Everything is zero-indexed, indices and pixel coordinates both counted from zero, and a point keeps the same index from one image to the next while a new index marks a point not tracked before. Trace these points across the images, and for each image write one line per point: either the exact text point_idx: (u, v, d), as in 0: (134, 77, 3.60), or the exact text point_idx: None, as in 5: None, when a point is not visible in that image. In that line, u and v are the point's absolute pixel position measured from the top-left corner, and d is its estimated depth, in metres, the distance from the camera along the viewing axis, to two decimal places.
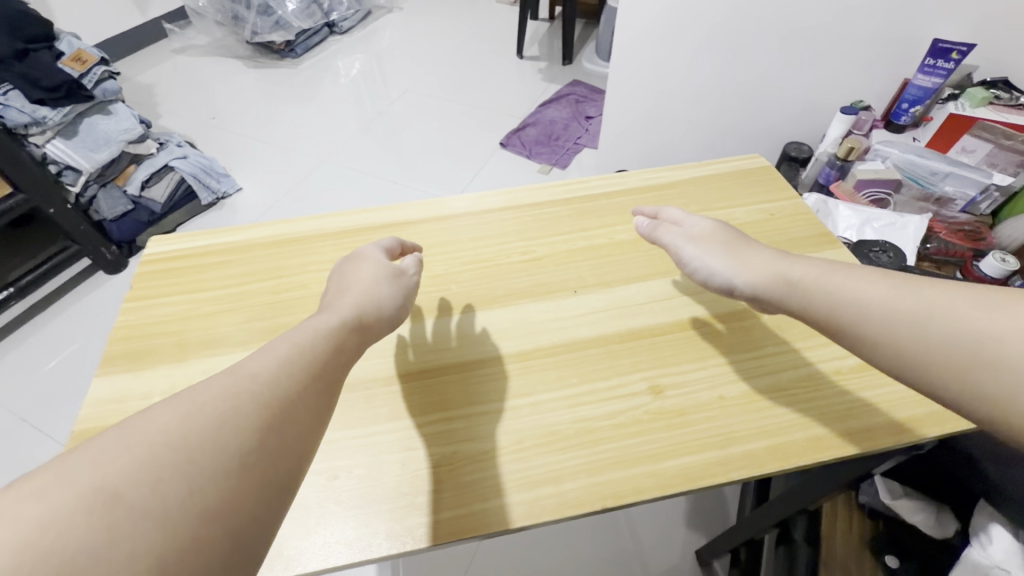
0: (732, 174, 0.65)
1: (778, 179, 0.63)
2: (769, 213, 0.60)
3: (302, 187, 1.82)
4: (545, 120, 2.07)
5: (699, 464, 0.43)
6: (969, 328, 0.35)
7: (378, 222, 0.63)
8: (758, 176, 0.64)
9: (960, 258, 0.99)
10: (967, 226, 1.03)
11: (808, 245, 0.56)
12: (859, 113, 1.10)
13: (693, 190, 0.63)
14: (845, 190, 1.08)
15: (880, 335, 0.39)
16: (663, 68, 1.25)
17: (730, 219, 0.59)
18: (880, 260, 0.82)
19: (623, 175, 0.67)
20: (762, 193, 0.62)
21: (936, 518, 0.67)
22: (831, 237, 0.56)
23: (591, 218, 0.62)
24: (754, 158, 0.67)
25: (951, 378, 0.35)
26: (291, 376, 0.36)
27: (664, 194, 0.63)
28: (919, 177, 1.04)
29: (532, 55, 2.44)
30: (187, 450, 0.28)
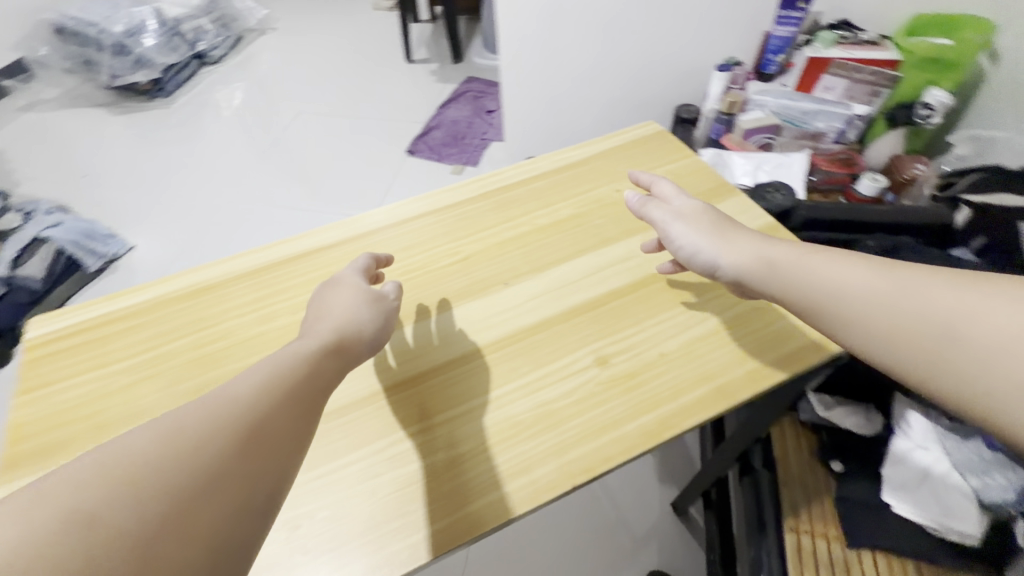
0: (633, 142, 0.68)
1: (675, 141, 0.67)
2: (674, 173, 0.63)
3: (203, 232, 1.70)
4: (448, 121, 2.06)
5: (656, 421, 0.45)
6: (938, 315, 0.38)
7: (294, 253, 0.60)
8: (656, 140, 0.68)
9: (840, 184, 1.10)
10: (841, 155, 1.13)
11: (713, 197, 0.60)
12: (733, 69, 1.20)
13: (601, 164, 0.65)
14: (735, 141, 1.17)
15: (854, 314, 0.42)
16: (553, 54, 1.27)
17: (640, 185, 0.62)
18: (777, 199, 0.89)
19: (533, 160, 0.68)
20: (663, 155, 0.66)
21: (865, 419, 0.75)
22: (731, 185, 0.60)
23: (511, 208, 0.62)
24: (650, 124, 0.71)
25: (919, 353, 0.38)
26: (272, 397, 0.34)
27: (575, 173, 0.65)
28: (794, 118, 1.14)
29: (422, 58, 2.42)
30: (160, 472, 0.28)
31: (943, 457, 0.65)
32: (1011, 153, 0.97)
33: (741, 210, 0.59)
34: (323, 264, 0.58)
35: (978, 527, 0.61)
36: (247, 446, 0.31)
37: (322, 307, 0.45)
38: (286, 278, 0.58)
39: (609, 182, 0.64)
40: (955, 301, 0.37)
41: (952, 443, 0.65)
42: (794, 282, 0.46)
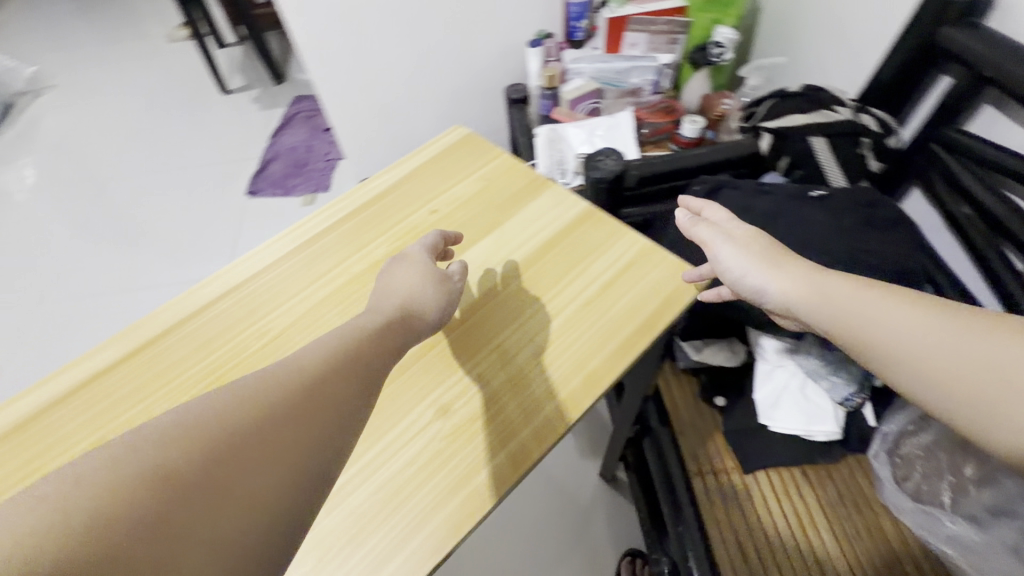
0: (438, 155, 0.64)
1: (479, 145, 0.64)
2: (484, 179, 0.61)
3: (20, 348, 1.43)
4: (285, 149, 1.90)
5: (506, 463, 0.42)
6: (991, 359, 0.38)
7: (58, 393, 0.47)
8: (465, 147, 0.65)
9: (667, 133, 1.16)
10: (661, 104, 1.19)
11: (529, 195, 0.59)
12: (544, 43, 1.20)
13: (410, 187, 0.61)
14: (564, 113, 1.19)
15: (900, 348, 0.42)
16: (367, 62, 1.19)
17: (452, 201, 0.58)
18: (607, 165, 0.90)
19: (336, 200, 0.61)
20: (474, 162, 0.63)
21: (732, 350, 0.78)
22: (540, 179, 0.59)
23: (320, 262, 0.55)
24: (453, 131, 0.67)
25: (965, 397, 0.38)
26: (336, 366, 0.35)
27: (385, 204, 0.60)
28: (611, 79, 1.18)
29: (239, 86, 2.20)
30: (210, 439, 0.29)
31: (798, 369, 0.71)
32: (790, 78, 1.08)
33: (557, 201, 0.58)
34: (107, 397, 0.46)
35: (837, 424, 0.68)
36: (309, 411, 0.32)
37: (387, 285, 0.46)
38: (47, 429, 0.45)
39: (424, 202, 0.60)
40: (1013, 342, 0.38)
41: (801, 354, 0.70)
42: (840, 319, 0.46)
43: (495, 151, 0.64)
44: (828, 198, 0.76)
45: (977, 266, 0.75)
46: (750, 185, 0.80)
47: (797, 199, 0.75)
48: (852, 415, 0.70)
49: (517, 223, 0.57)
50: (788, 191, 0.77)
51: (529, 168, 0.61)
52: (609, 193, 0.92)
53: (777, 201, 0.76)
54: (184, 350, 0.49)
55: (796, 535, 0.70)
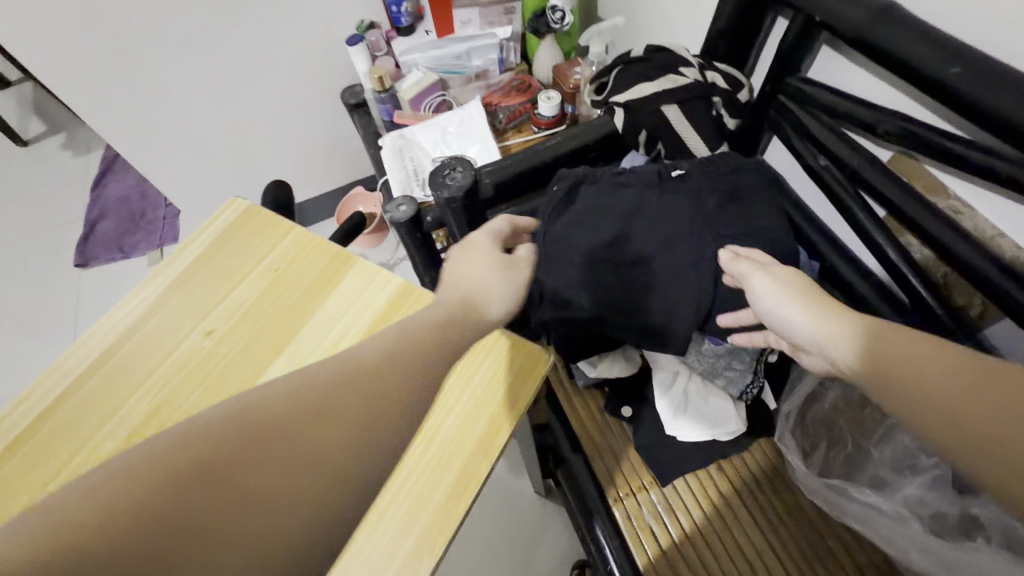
0: (213, 244, 0.49)
1: (264, 219, 0.50)
2: (275, 268, 0.46)
3: None
4: (114, 200, 1.62)
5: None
6: (992, 414, 0.34)
7: None
8: (243, 227, 0.49)
9: (526, 113, 1.06)
10: (513, 82, 1.08)
11: (328, 283, 0.45)
12: (365, 38, 1.05)
13: (179, 301, 0.45)
14: (409, 116, 1.05)
15: (916, 386, 0.38)
16: (152, 91, 1.02)
17: (235, 311, 0.44)
18: (456, 179, 0.79)
19: (77, 341, 0.43)
20: (256, 246, 0.48)
21: (627, 358, 0.73)
22: (344, 255, 0.46)
23: (57, 449, 0.39)
24: (229, 203, 0.52)
25: (981, 450, 0.34)
26: (406, 358, 0.34)
27: (146, 333, 0.44)
28: (451, 67, 1.05)
29: (39, 132, 1.83)
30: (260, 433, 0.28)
31: (691, 370, 0.67)
32: (633, 36, 1.02)
33: (360, 286, 0.45)
34: None
35: (740, 418, 0.65)
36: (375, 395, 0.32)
37: (456, 280, 0.45)
38: None
39: (189, 324, 0.44)
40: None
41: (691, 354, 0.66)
42: (875, 372, 0.41)
43: (281, 224, 0.49)
44: (688, 175, 0.70)
45: (842, 216, 0.72)
46: (609, 175, 0.72)
47: (656, 183, 0.69)
48: (752, 402, 0.67)
49: (313, 328, 0.43)
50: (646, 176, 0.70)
51: (331, 240, 0.48)
52: (467, 210, 0.81)
53: (637, 191, 0.69)
54: (31, 488, 0.38)
55: (723, 539, 0.67)
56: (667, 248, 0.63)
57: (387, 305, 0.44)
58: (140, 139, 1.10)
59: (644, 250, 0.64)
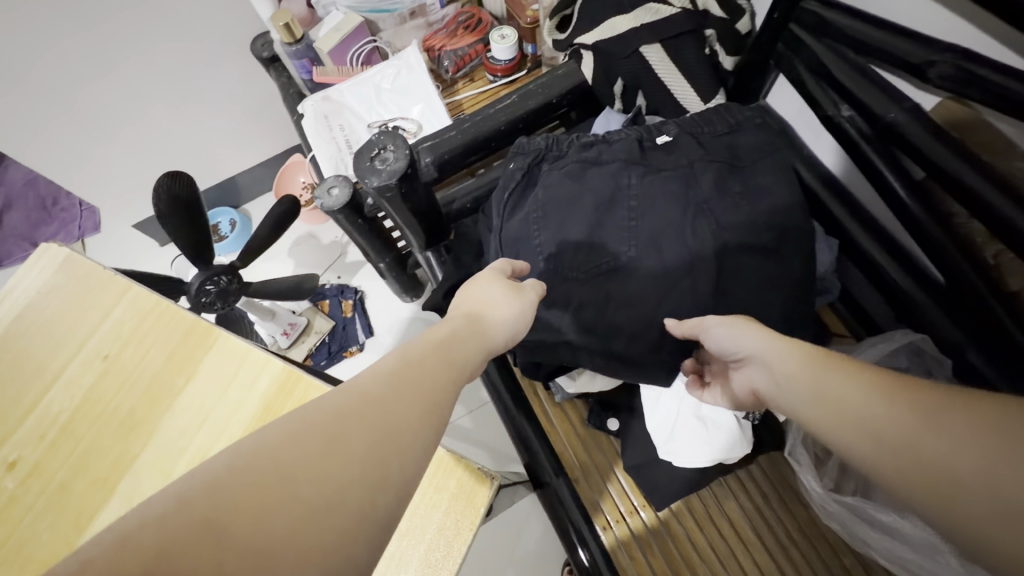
0: (13, 321, 0.34)
1: (88, 277, 0.35)
2: (105, 354, 0.33)
3: None
4: (16, 188, 1.39)
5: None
6: (936, 445, 0.25)
7: None
8: (58, 289, 0.35)
9: (477, 58, 0.87)
10: (460, 18, 0.88)
11: (176, 379, 0.32)
12: None
13: None
14: (335, 73, 0.86)
15: (853, 419, 0.29)
16: (21, 72, 0.80)
17: (46, 430, 0.31)
18: (389, 160, 0.63)
19: None
20: (74, 322, 0.34)
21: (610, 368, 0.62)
22: (203, 330, 0.33)
23: None
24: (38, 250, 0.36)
25: (932, 495, 0.25)
26: (413, 385, 0.28)
27: None
28: (378, 4, 0.84)
29: None
30: (259, 485, 0.21)
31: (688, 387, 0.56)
32: None
33: (219, 383, 0.32)
34: None
35: (745, 442, 0.54)
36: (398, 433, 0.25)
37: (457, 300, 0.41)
38: None
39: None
40: (977, 433, 0.24)
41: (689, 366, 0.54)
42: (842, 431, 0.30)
43: (112, 285, 0.35)
44: (678, 142, 0.55)
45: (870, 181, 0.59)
46: (578, 142, 0.58)
47: (638, 155, 0.54)
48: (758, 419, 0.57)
49: (154, 453, 0.31)
50: (623, 142, 0.56)
51: (183, 304, 0.35)
52: (406, 197, 0.65)
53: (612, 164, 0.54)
54: None
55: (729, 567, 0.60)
56: (654, 247, 0.51)
57: (259, 409, 0.32)
58: (31, 135, 0.89)
59: (626, 251, 0.52)
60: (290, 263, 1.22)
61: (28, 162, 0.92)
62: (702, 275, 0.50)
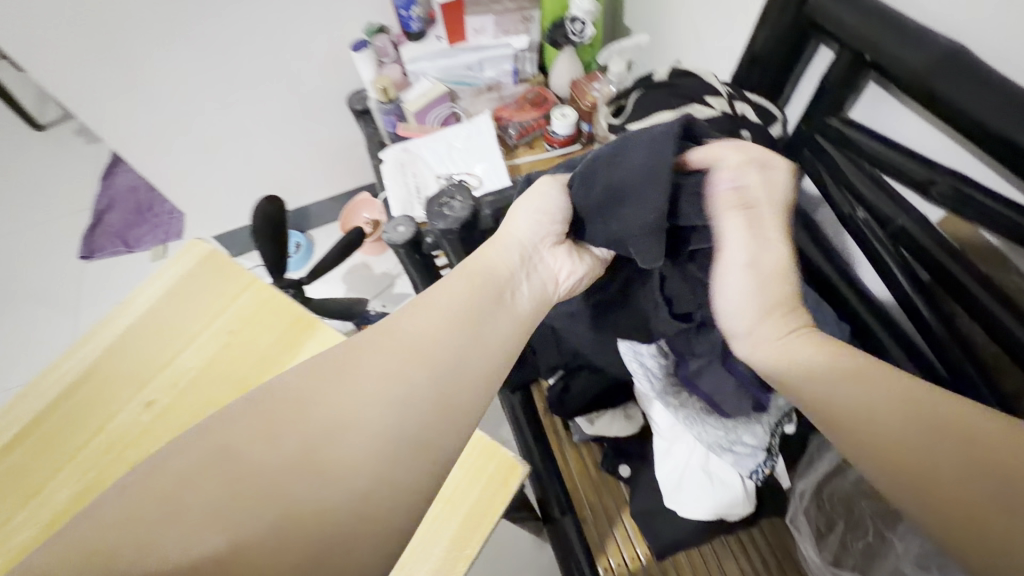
0: (165, 295, 0.44)
1: (225, 268, 0.45)
2: (230, 331, 0.42)
3: None
4: (121, 192, 1.59)
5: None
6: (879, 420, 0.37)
7: None
8: (200, 275, 0.45)
9: (538, 130, 0.99)
10: (528, 94, 1.01)
11: (280, 359, 0.41)
12: (373, 42, 0.98)
13: (114, 362, 0.41)
14: (416, 129, 1.00)
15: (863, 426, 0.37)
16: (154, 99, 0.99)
17: (175, 384, 0.40)
18: (454, 209, 0.72)
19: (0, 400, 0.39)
20: (210, 302, 0.43)
21: (626, 416, 0.68)
22: (307, 323, 0.42)
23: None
24: (190, 243, 0.46)
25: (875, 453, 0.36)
26: (412, 369, 0.37)
27: (74, 401, 0.40)
28: (462, 78, 0.99)
29: (54, 118, 1.80)
30: (289, 520, 0.29)
31: (698, 442, 0.60)
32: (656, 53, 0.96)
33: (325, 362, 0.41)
34: None
35: (748, 498, 0.58)
36: (377, 450, 0.33)
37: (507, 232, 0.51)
38: None
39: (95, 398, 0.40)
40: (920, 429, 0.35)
41: (683, 405, 0.59)
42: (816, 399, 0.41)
43: (241, 277, 0.44)
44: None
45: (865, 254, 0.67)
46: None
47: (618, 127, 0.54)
48: (763, 482, 0.61)
49: None
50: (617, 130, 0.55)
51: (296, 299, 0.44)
52: (464, 242, 0.75)
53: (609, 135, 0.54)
54: None
55: None
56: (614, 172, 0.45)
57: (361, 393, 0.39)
58: (151, 148, 1.07)
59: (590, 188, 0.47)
60: (342, 286, 1.34)
61: (143, 169, 1.11)
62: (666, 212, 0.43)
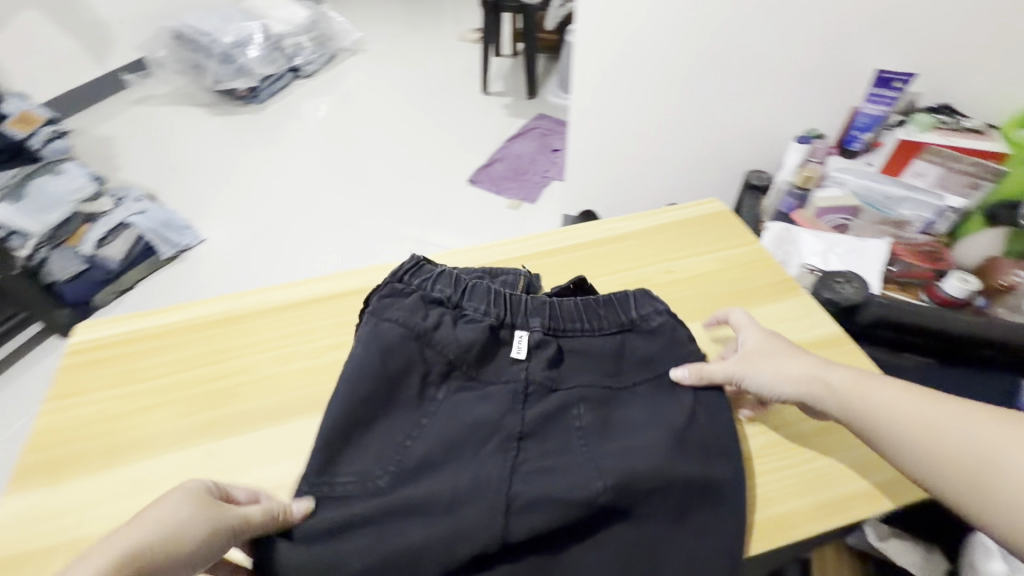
0: (686, 221, 0.72)
1: (729, 227, 0.70)
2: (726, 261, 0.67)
3: (272, 235, 1.75)
4: (513, 155, 2.05)
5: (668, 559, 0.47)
6: (922, 437, 0.44)
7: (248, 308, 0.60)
8: (719, 221, 0.71)
9: (923, 280, 0.98)
10: (926, 247, 1.02)
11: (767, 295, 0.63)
12: (812, 141, 1.13)
13: (651, 240, 0.69)
14: (806, 217, 1.08)
15: (923, 450, 0.44)
16: (619, 107, 1.25)
17: (689, 270, 0.66)
18: (845, 291, 0.80)
19: (583, 226, 0.72)
20: (761, 289, 0.63)
21: (925, 558, 0.72)
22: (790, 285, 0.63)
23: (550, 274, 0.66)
24: (707, 203, 0.74)
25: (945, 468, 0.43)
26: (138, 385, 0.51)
27: (621, 246, 0.69)
28: (877, 202, 1.05)
29: (497, 91, 2.44)
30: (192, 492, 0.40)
31: None
32: None
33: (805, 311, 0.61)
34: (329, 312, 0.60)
35: None
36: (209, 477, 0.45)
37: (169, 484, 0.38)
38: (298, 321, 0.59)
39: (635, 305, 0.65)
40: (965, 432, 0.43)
41: None
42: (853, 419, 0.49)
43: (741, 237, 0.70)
44: (542, 397, 0.51)
45: None
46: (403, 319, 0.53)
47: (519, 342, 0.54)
48: None
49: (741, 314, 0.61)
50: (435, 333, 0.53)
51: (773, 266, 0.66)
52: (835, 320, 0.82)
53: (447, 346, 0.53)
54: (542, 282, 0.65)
55: None
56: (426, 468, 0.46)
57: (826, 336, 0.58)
58: None
59: (375, 481, 0.45)
60: None
61: None
62: (466, 559, 0.42)
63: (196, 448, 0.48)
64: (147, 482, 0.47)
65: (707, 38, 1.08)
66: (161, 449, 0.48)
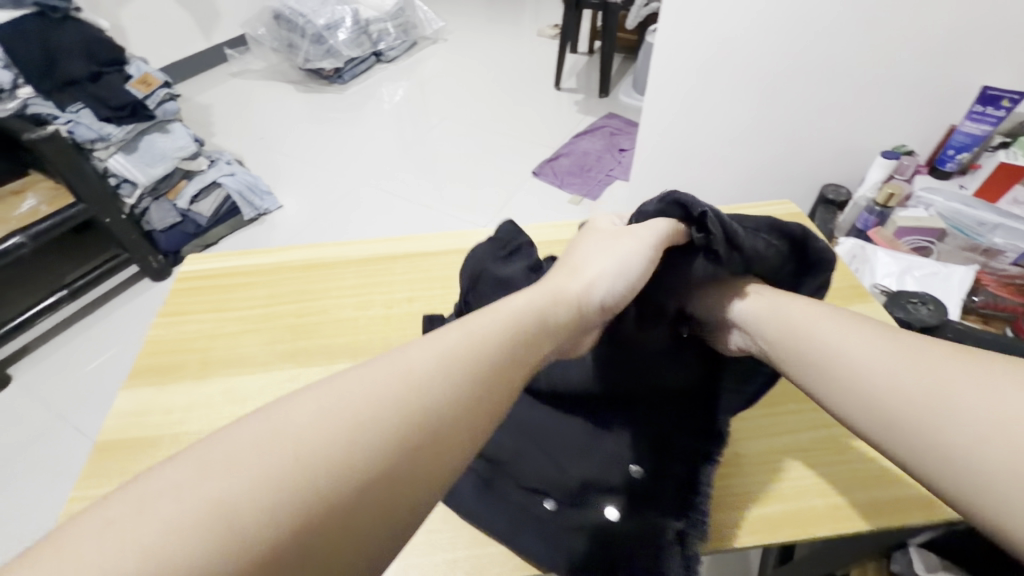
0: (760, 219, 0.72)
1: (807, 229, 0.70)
2: None
3: (342, 207, 1.85)
4: (579, 150, 2.05)
5: (712, 523, 0.50)
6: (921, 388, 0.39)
7: (331, 257, 0.66)
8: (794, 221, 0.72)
9: (1011, 313, 0.91)
10: (1019, 280, 0.94)
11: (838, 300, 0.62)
12: (900, 157, 1.06)
13: None
14: (883, 236, 1.03)
15: (890, 394, 0.41)
16: (696, 107, 1.24)
17: None
18: (919, 312, 0.77)
19: None
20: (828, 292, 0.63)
21: None
22: (863, 292, 0.62)
23: None
24: (783, 205, 0.74)
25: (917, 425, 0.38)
26: None
27: None
28: (964, 227, 0.98)
29: (569, 88, 2.45)
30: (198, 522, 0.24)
31: None
32: None
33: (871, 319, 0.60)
34: (416, 270, 0.64)
35: None
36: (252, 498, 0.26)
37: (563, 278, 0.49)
38: (385, 272, 0.64)
39: None
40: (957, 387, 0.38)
41: None
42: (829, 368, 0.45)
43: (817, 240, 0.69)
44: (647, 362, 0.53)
45: None
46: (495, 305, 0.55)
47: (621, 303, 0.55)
48: None
49: None
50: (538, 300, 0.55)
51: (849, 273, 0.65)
52: None
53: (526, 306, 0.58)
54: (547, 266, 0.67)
55: None
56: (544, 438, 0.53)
57: None
58: None
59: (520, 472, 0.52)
60: None
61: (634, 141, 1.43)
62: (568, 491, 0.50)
63: (280, 370, 0.54)
64: (239, 393, 0.52)
65: (797, 42, 1.05)
66: (251, 368, 0.54)
